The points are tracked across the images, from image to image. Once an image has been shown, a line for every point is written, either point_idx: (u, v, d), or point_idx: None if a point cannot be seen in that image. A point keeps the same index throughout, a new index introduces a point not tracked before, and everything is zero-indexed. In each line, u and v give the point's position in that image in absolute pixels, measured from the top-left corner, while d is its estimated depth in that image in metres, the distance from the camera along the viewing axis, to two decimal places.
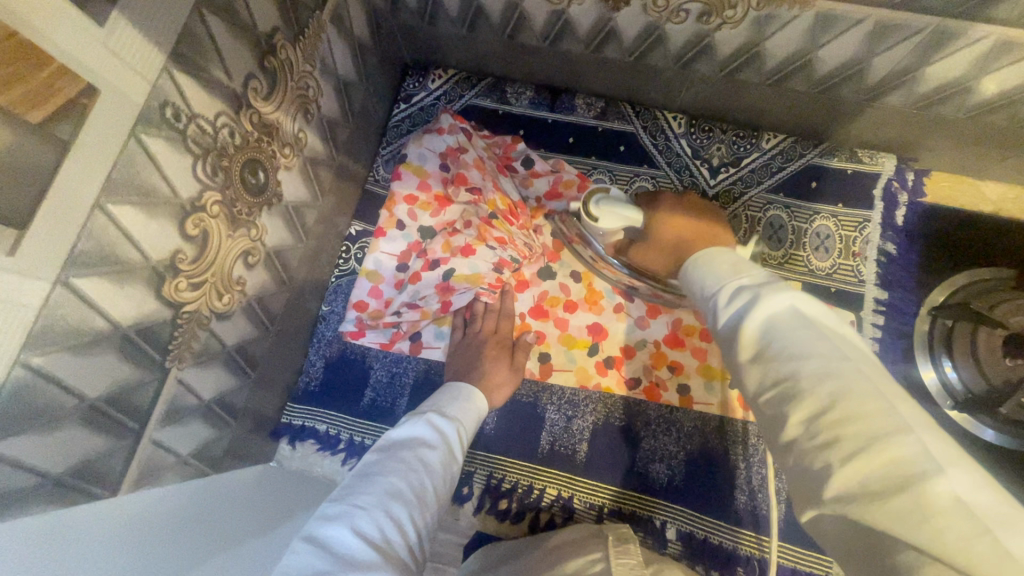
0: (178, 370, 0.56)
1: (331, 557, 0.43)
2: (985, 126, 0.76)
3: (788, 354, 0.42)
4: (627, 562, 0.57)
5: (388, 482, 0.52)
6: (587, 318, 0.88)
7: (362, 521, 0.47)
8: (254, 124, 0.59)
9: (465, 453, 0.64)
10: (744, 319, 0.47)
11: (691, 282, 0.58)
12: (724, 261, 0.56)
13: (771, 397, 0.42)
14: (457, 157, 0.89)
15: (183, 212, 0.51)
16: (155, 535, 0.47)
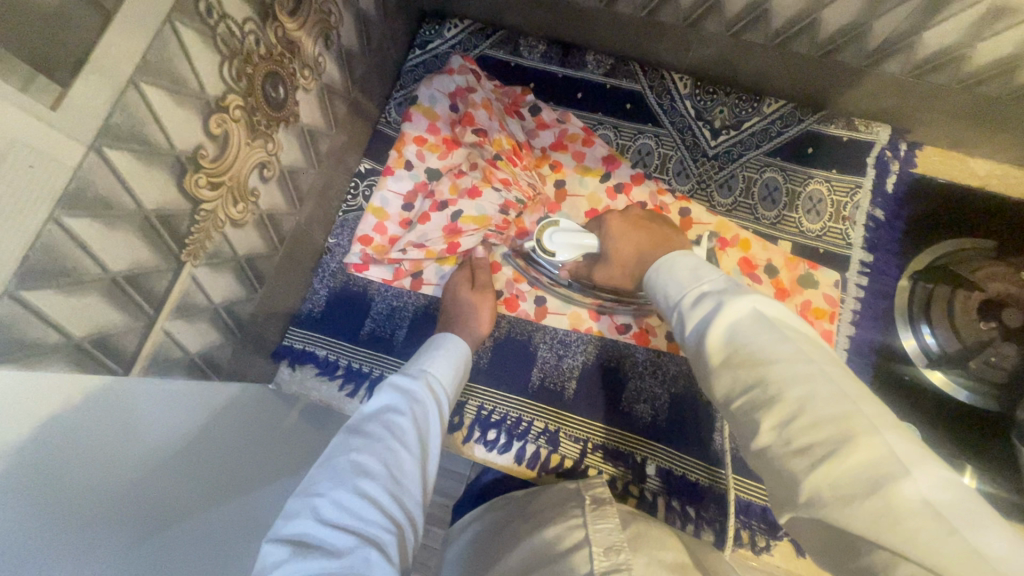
0: (193, 266, 0.62)
1: (303, 549, 0.45)
2: (978, 97, 0.78)
3: (754, 358, 0.49)
4: (605, 528, 0.58)
5: (354, 459, 0.53)
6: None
7: (332, 505, 0.49)
8: (278, 38, 0.64)
9: (440, 409, 0.65)
10: (707, 326, 0.54)
11: (657, 290, 0.65)
12: (684, 267, 0.63)
13: (741, 401, 0.49)
14: (465, 97, 0.91)
15: (208, 109, 0.57)
16: (178, 470, 0.54)
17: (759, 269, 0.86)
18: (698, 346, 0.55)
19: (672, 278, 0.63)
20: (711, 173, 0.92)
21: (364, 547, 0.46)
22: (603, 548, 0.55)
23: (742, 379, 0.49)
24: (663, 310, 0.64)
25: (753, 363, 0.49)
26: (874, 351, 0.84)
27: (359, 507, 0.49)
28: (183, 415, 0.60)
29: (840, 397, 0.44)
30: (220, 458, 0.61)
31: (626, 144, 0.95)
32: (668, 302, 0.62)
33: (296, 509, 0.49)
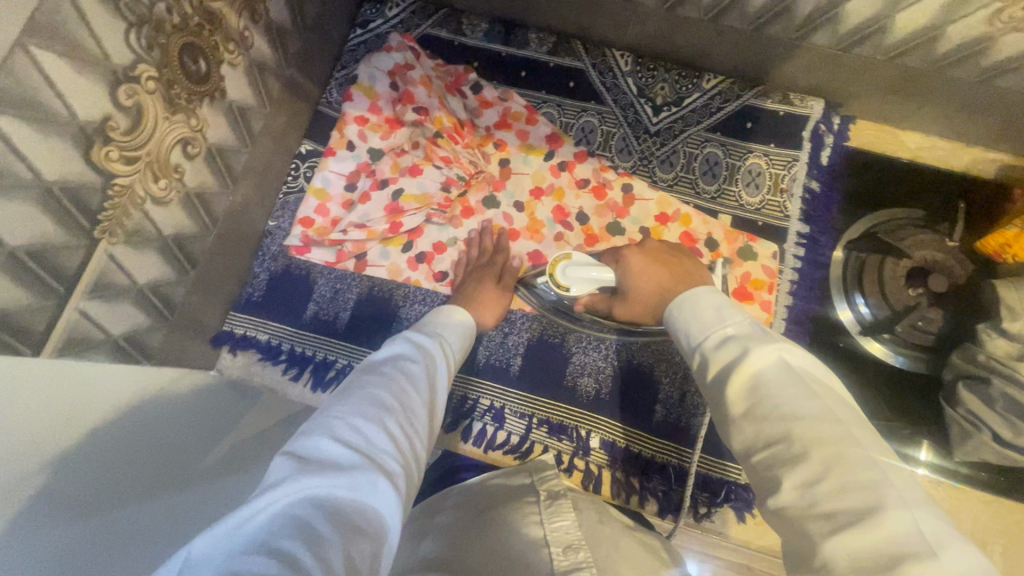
0: (109, 244, 0.61)
1: (313, 461, 0.45)
2: (903, 69, 0.80)
3: (780, 414, 0.43)
4: (561, 527, 0.57)
5: (370, 391, 0.55)
6: (530, 245, 0.90)
7: (344, 428, 0.49)
8: (194, 8, 0.63)
9: (448, 364, 0.67)
10: (732, 371, 0.48)
11: (675, 322, 0.58)
12: (708, 305, 0.56)
13: (755, 455, 0.44)
14: (404, 74, 0.90)
15: (116, 79, 0.55)
16: (134, 433, 0.53)
17: (700, 243, 0.88)
18: (718, 394, 0.49)
19: (690, 319, 0.56)
20: (652, 149, 0.93)
21: (373, 472, 0.46)
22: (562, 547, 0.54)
23: (760, 432, 0.44)
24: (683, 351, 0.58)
25: (774, 418, 0.44)
26: (811, 320, 0.86)
27: (370, 435, 0.49)
28: (136, 389, 0.62)
29: (873, 464, 0.38)
30: (169, 437, 0.58)
31: (570, 122, 0.95)
32: (687, 343, 0.56)
33: (310, 429, 0.49)
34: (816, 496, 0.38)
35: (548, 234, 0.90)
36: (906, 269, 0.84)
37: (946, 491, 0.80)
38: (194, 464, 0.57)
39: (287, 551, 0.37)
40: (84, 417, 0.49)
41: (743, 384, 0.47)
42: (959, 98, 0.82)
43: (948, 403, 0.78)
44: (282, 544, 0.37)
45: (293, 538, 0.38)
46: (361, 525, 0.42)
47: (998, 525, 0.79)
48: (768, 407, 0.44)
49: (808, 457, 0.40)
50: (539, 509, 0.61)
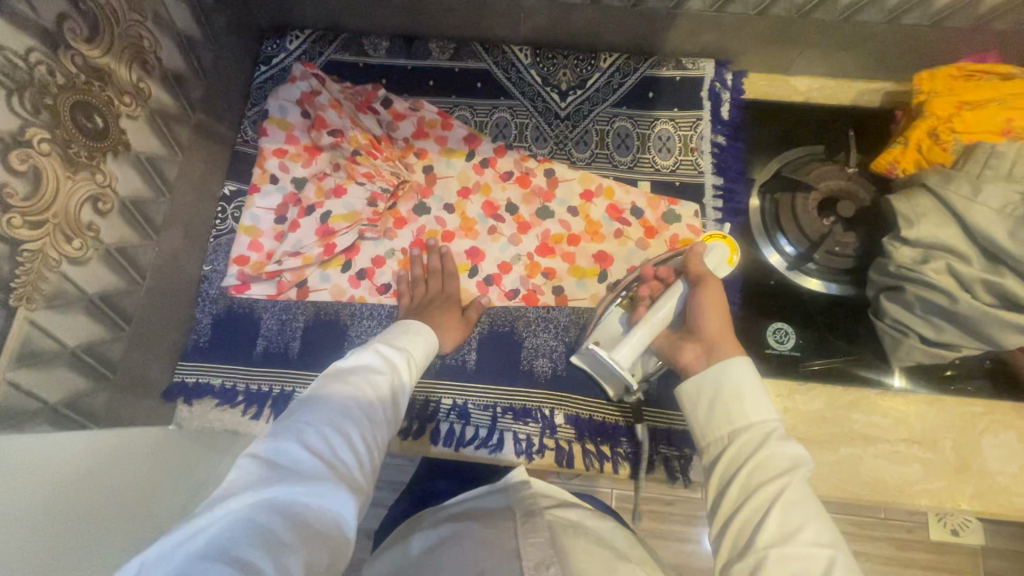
0: (29, 310, 0.60)
1: (277, 469, 0.45)
2: (773, 19, 0.87)
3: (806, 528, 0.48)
4: (536, 541, 0.52)
5: (338, 398, 0.53)
6: (467, 243, 0.92)
7: (310, 435, 0.48)
8: (78, 66, 0.63)
9: (419, 369, 0.65)
10: (779, 475, 0.51)
11: (715, 397, 0.58)
12: (753, 393, 0.57)
13: (783, 551, 0.47)
14: (312, 101, 0.91)
15: (6, 146, 0.55)
16: (86, 489, 0.57)
17: (626, 213, 0.92)
18: (755, 487, 0.51)
19: (746, 390, 0.57)
20: (566, 133, 0.97)
21: (337, 483, 0.46)
22: (534, 563, 0.49)
23: (791, 529, 0.48)
24: (705, 422, 0.59)
25: (808, 521, 0.48)
26: (740, 264, 0.90)
27: (336, 444, 0.49)
28: (84, 447, 0.63)
29: None
30: (111, 491, 0.60)
31: (484, 120, 0.98)
32: (723, 416, 0.57)
33: (273, 434, 0.49)
34: None
35: (482, 230, 0.93)
36: (816, 200, 0.89)
37: (892, 399, 0.85)
38: (128, 527, 0.58)
39: (245, 562, 0.38)
40: (22, 484, 0.51)
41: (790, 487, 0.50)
42: (830, 37, 0.89)
43: (876, 315, 0.83)
44: (240, 555, 0.38)
45: (251, 549, 0.39)
46: (322, 535, 0.43)
47: (945, 421, 0.83)
48: (798, 513, 0.49)
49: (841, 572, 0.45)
50: (515, 522, 0.56)
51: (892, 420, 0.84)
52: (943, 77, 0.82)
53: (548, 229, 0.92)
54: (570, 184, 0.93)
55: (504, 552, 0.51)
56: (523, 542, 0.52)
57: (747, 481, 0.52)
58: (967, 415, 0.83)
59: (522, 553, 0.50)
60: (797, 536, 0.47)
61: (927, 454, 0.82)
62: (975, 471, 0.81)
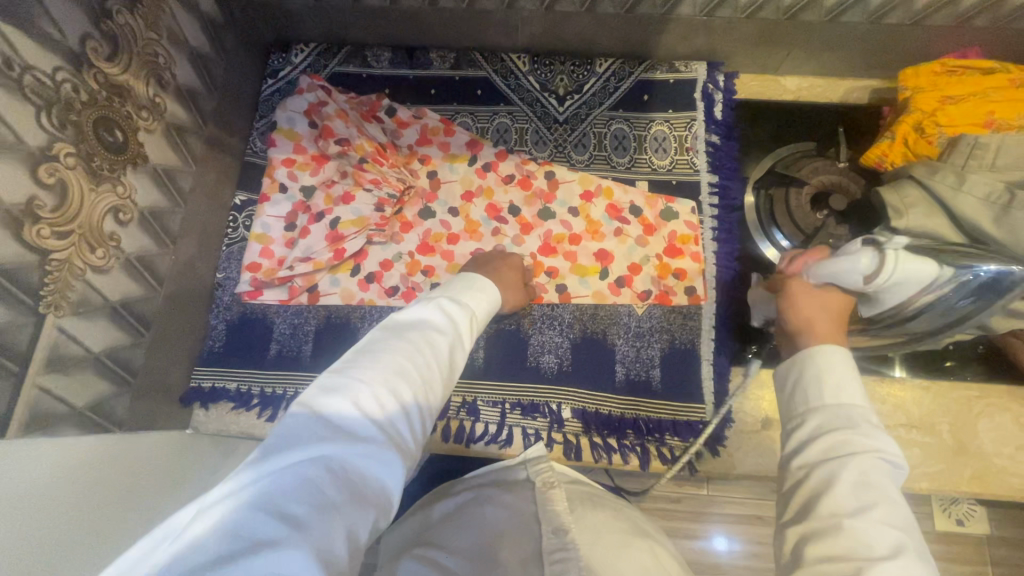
0: (57, 317, 0.62)
1: (333, 424, 0.45)
2: (761, 22, 0.90)
3: (868, 501, 0.45)
4: (553, 509, 0.56)
5: (396, 358, 0.53)
6: (471, 245, 0.94)
7: (366, 392, 0.49)
8: (100, 83, 0.66)
9: (472, 338, 0.66)
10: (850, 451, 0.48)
11: (795, 375, 0.56)
12: (835, 374, 0.54)
13: (848, 522, 0.44)
14: (319, 111, 0.94)
15: (34, 160, 0.58)
16: (110, 488, 0.59)
17: (625, 211, 0.95)
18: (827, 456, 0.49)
19: (838, 374, 0.54)
20: (565, 136, 1.00)
21: (388, 447, 0.46)
22: (552, 527, 0.53)
23: (855, 501, 0.45)
24: (787, 402, 0.56)
25: (883, 502, 0.45)
26: (738, 259, 0.93)
27: (390, 408, 0.49)
28: (104, 449, 0.66)
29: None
30: (131, 491, 0.62)
31: (485, 126, 1.02)
32: (801, 396, 0.55)
33: (332, 386, 0.49)
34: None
35: (485, 231, 0.95)
36: (808, 195, 0.91)
37: (890, 385, 0.87)
38: (140, 534, 0.58)
39: (296, 517, 0.38)
40: (35, 497, 0.51)
41: (867, 466, 0.47)
42: (817, 37, 0.92)
43: None
44: (290, 508, 0.39)
45: (301, 503, 0.39)
46: (369, 500, 0.43)
47: (942, 406, 0.86)
48: (862, 488, 0.46)
49: (909, 560, 0.42)
50: (532, 492, 0.60)
51: (890, 406, 0.86)
52: (927, 72, 0.85)
53: (550, 230, 0.95)
54: (569, 186, 0.96)
55: (524, 519, 0.55)
56: (542, 508, 0.56)
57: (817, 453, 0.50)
58: (963, 399, 0.86)
59: (541, 519, 0.54)
60: (868, 511, 0.44)
61: (926, 438, 0.84)
62: (973, 453, 0.83)
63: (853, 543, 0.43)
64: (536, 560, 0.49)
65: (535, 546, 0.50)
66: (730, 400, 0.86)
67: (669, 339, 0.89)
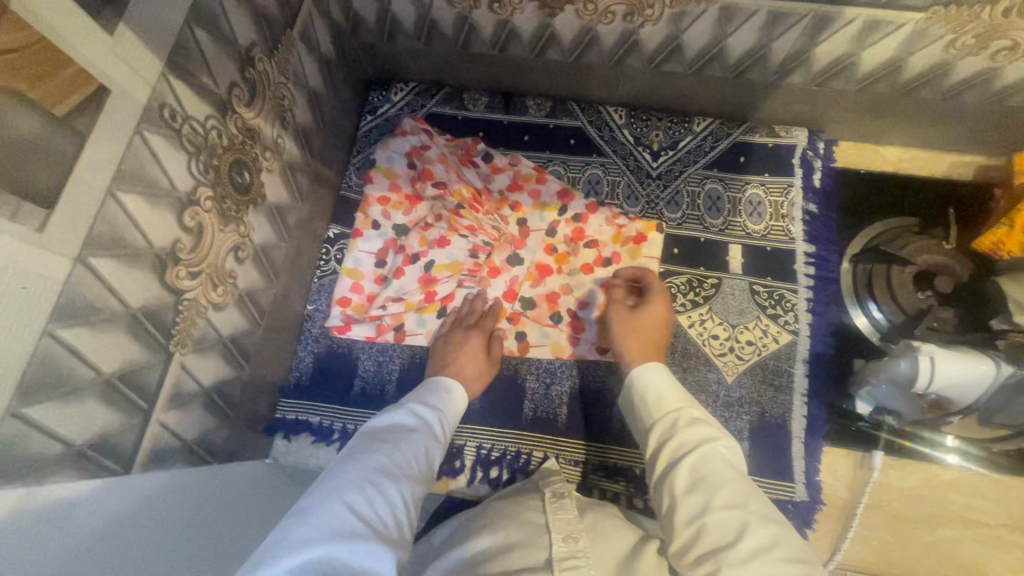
0: (181, 355, 0.64)
1: (323, 528, 0.49)
2: (874, 94, 0.89)
3: (708, 487, 0.57)
4: (564, 516, 0.61)
5: (374, 462, 0.60)
6: (561, 279, 0.93)
7: (353, 496, 0.54)
8: (238, 128, 0.68)
9: (445, 434, 0.73)
10: (693, 449, 0.61)
11: (637, 405, 0.72)
12: (658, 390, 0.71)
13: (702, 519, 0.54)
14: (421, 155, 0.95)
15: (181, 205, 0.60)
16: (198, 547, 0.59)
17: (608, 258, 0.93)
18: (669, 469, 0.61)
19: (658, 392, 0.71)
20: (657, 192, 1.00)
21: (377, 539, 0.51)
22: (562, 535, 0.57)
23: (708, 494, 0.56)
24: (640, 427, 0.71)
25: (721, 486, 0.56)
26: (831, 332, 0.90)
27: (374, 507, 0.54)
28: (199, 489, 0.66)
29: (765, 530, 0.52)
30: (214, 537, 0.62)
31: (577, 176, 1.02)
32: (648, 414, 0.70)
33: (321, 498, 0.54)
34: (733, 550, 0.50)
35: (574, 263, 0.94)
36: (911, 274, 0.89)
37: (995, 482, 0.83)
38: None
39: None
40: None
41: (695, 459, 0.60)
42: (927, 113, 0.90)
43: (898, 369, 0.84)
44: None
45: None
46: None
47: None
48: (707, 470, 0.58)
49: (755, 530, 0.51)
50: (545, 503, 0.66)
51: (992, 503, 0.82)
52: None
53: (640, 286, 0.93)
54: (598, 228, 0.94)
55: (536, 533, 0.59)
56: (551, 518, 0.61)
57: (667, 464, 0.63)
58: None
59: (551, 528, 0.59)
60: (711, 503, 0.55)
61: None
62: None
63: (709, 536, 0.53)
64: (549, 567, 0.53)
65: (547, 554, 0.55)
66: (820, 480, 0.84)
67: (758, 411, 0.87)
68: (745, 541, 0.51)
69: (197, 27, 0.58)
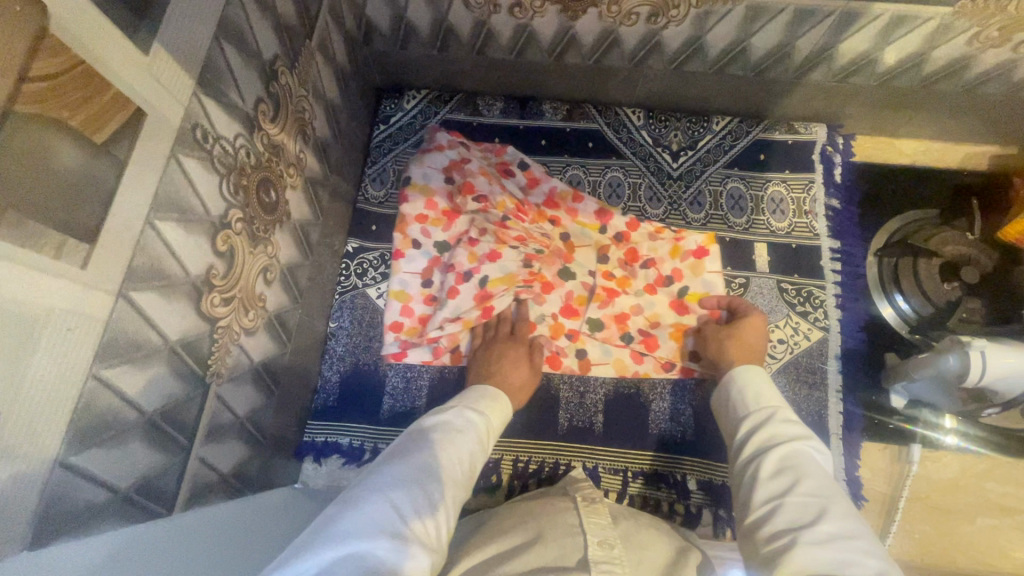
0: (217, 385, 0.61)
1: (366, 520, 0.47)
2: (894, 89, 0.89)
3: (795, 473, 0.56)
4: (598, 521, 0.59)
5: (422, 462, 0.57)
6: (629, 300, 0.88)
7: (398, 493, 0.51)
8: (264, 146, 0.65)
9: (489, 439, 0.69)
10: (779, 441, 0.61)
11: (729, 398, 0.71)
12: (754, 387, 0.70)
13: (783, 500, 0.54)
14: (461, 168, 0.90)
15: (214, 230, 0.57)
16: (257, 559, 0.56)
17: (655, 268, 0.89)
18: (755, 455, 0.61)
19: (752, 389, 0.70)
20: (679, 193, 0.99)
21: (416, 540, 0.47)
22: (598, 539, 0.55)
23: (792, 479, 0.56)
24: (727, 417, 0.71)
25: (807, 476, 0.56)
26: (862, 328, 0.90)
27: (418, 506, 0.51)
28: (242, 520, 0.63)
29: (845, 519, 0.50)
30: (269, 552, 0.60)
31: (597, 180, 1.00)
32: (743, 404, 0.69)
33: (367, 491, 0.51)
34: (814, 531, 0.49)
35: (633, 286, 0.89)
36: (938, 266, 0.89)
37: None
38: None
39: None
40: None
41: (785, 451, 0.59)
42: (945, 106, 0.91)
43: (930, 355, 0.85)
44: None
45: None
46: None
47: None
48: (796, 461, 0.58)
49: (835, 517, 0.51)
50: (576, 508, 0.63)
51: None
52: None
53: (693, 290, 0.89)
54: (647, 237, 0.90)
55: (570, 533, 0.57)
56: (585, 521, 0.59)
57: (752, 450, 0.62)
58: None
59: (586, 530, 0.57)
60: (796, 486, 0.55)
61: None
62: None
63: (788, 515, 0.53)
64: (585, 567, 0.51)
65: (582, 554, 0.53)
66: (860, 476, 0.84)
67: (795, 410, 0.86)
68: (825, 525, 0.50)
69: (225, 43, 0.56)
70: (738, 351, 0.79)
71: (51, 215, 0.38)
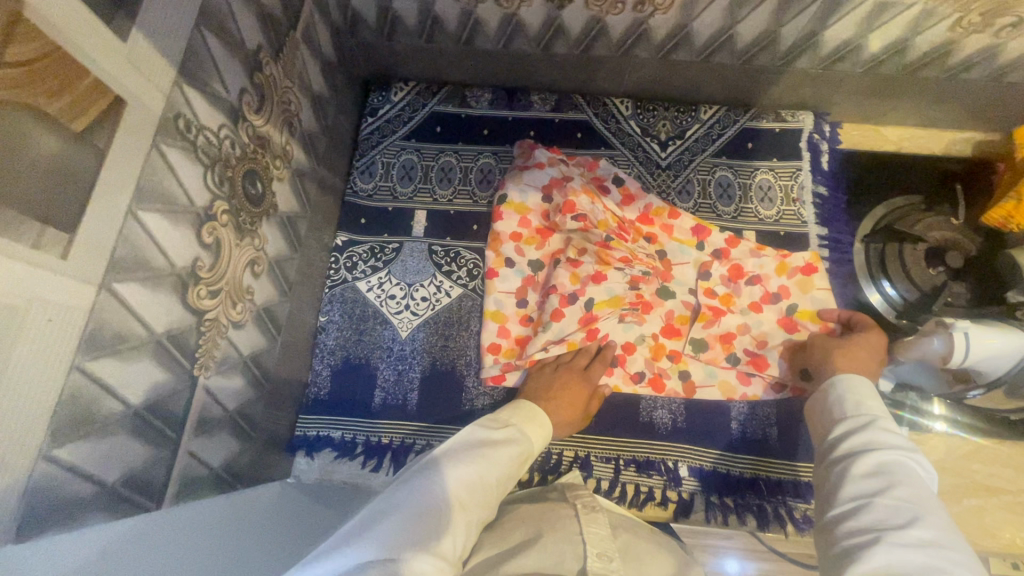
0: (205, 378, 0.61)
1: (405, 531, 0.45)
2: (879, 76, 0.90)
3: (888, 477, 0.52)
4: (597, 530, 0.58)
5: (465, 477, 0.55)
6: (736, 319, 0.85)
7: (437, 507, 0.49)
8: (250, 137, 0.65)
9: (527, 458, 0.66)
10: (872, 446, 0.56)
11: (829, 400, 0.66)
12: (863, 395, 0.64)
13: (871, 499, 0.50)
14: (562, 186, 0.88)
15: (199, 221, 0.56)
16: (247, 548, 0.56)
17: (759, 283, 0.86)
18: (847, 456, 0.57)
19: (856, 395, 0.64)
20: (668, 182, 0.99)
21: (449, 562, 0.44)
22: (598, 551, 0.54)
23: (887, 482, 0.51)
24: (824, 416, 0.66)
25: (903, 482, 0.51)
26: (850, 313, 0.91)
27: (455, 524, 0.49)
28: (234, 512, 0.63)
29: (939, 529, 0.46)
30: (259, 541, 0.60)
31: None
32: (844, 407, 0.64)
33: (408, 499, 0.50)
34: (903, 534, 0.46)
35: (738, 304, 0.85)
36: (924, 251, 0.89)
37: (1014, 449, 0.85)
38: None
39: None
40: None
41: (883, 456, 0.54)
42: (929, 93, 0.92)
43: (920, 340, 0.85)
44: None
45: None
46: None
47: None
48: (896, 469, 0.53)
49: (929, 522, 0.46)
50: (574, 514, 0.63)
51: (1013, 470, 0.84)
52: None
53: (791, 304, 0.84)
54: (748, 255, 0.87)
55: (569, 540, 0.56)
56: (585, 529, 0.58)
57: (844, 451, 0.58)
58: None
59: (587, 542, 0.56)
60: (890, 489, 0.50)
61: None
62: None
63: (874, 514, 0.49)
64: None
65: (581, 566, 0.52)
66: None
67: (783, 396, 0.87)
68: (917, 530, 0.46)
69: (207, 32, 0.55)
70: (846, 360, 0.73)
71: (29, 203, 0.38)
